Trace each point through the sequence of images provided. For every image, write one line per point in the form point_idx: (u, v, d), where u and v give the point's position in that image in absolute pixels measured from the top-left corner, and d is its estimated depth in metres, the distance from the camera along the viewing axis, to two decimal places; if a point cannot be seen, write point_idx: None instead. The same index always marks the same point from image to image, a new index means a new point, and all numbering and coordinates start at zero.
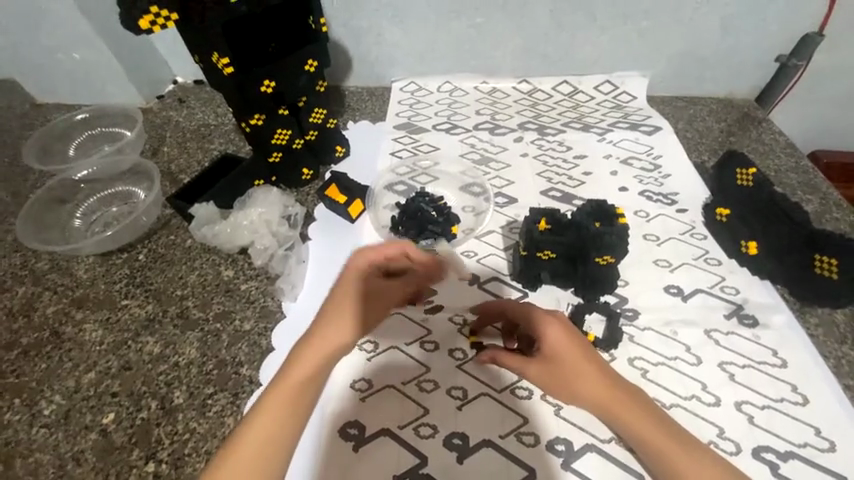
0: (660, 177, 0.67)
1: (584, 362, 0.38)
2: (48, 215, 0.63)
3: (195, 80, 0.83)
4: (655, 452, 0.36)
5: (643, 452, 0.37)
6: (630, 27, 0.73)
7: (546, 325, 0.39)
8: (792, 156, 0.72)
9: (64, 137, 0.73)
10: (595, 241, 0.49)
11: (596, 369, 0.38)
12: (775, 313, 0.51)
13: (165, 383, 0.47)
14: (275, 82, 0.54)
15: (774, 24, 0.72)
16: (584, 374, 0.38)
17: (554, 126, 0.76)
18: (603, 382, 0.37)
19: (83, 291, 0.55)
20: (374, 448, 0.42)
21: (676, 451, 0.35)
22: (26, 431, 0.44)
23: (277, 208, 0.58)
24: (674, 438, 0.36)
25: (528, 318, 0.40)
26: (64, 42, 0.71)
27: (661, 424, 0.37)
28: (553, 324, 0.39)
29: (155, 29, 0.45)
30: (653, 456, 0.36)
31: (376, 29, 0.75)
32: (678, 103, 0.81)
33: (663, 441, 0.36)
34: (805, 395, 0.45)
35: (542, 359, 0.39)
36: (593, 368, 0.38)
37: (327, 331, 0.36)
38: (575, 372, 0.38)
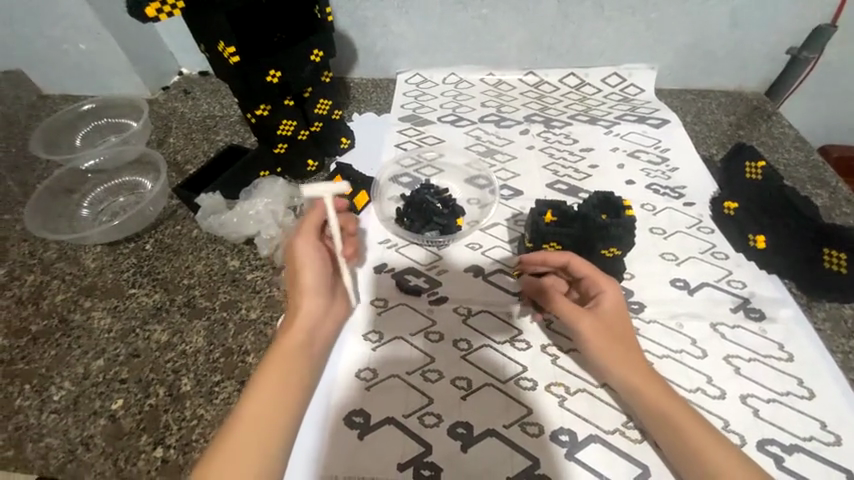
0: (668, 171, 0.67)
1: (624, 325, 0.43)
2: (56, 205, 0.63)
3: (200, 71, 0.83)
4: (676, 430, 0.37)
5: (663, 429, 0.38)
6: (639, 18, 0.72)
7: (610, 286, 0.44)
8: (801, 150, 0.71)
9: (71, 128, 0.73)
10: (602, 232, 0.48)
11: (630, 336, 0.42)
12: (781, 308, 0.51)
13: (172, 371, 0.47)
14: (281, 72, 0.54)
15: (786, 16, 0.71)
16: (622, 336, 0.42)
17: (560, 118, 0.76)
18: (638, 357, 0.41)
19: (91, 280, 0.56)
20: (379, 436, 0.43)
21: (696, 427, 0.36)
22: (36, 416, 0.45)
23: (282, 199, 0.58)
24: (691, 415, 0.37)
25: (595, 275, 0.45)
26: (70, 33, 0.71)
27: (680, 403, 0.38)
28: (613, 289, 0.44)
29: (163, 17, 0.45)
30: (673, 434, 0.37)
31: (381, 20, 0.74)
32: (686, 96, 0.80)
33: (687, 422, 0.37)
34: (810, 389, 0.45)
35: (595, 313, 0.43)
36: (627, 336, 0.42)
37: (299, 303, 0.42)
38: (617, 334, 0.42)
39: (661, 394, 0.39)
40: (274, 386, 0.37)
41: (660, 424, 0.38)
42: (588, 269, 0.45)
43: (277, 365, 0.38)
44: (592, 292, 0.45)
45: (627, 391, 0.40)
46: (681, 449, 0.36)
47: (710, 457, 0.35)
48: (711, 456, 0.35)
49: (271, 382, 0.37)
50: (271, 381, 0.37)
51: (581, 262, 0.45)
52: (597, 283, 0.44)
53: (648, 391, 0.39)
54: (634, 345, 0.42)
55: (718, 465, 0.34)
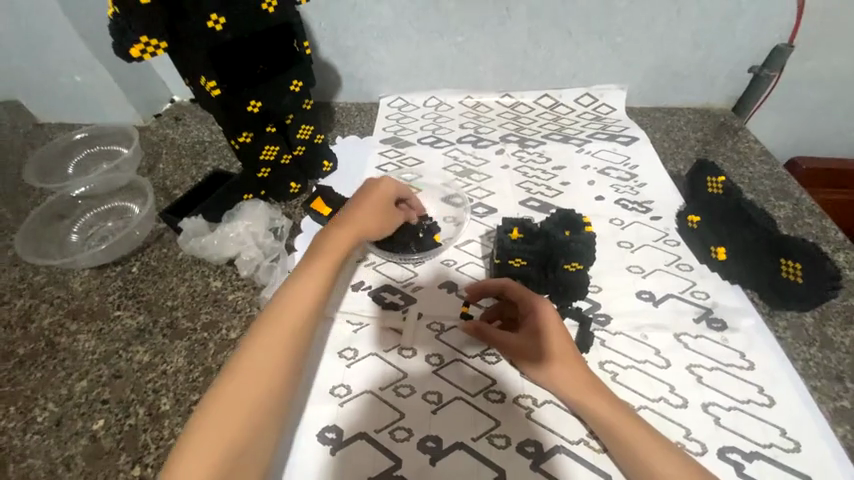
0: (636, 186, 0.69)
1: (561, 338, 0.45)
2: (47, 230, 0.65)
3: (191, 98, 0.87)
4: (624, 441, 0.40)
5: (611, 439, 0.41)
6: (605, 42, 0.76)
7: (540, 303, 0.46)
8: (766, 163, 0.74)
9: (64, 156, 0.77)
10: (563, 247, 0.53)
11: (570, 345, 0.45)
12: (743, 317, 0.53)
13: (153, 391, 0.49)
14: (261, 102, 0.57)
15: (746, 36, 0.75)
16: (562, 348, 0.44)
17: (534, 138, 0.79)
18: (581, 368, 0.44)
19: (78, 303, 0.58)
20: (351, 451, 0.44)
21: (641, 436, 0.39)
22: (19, 438, 0.46)
23: (264, 221, 0.61)
24: (635, 424, 0.40)
25: (524, 297, 0.47)
26: (65, 66, 0.74)
27: (623, 409, 0.41)
28: (545, 304, 0.46)
29: (145, 57, 0.47)
30: (621, 444, 0.40)
31: (363, 49, 0.78)
32: (656, 113, 0.84)
33: (631, 429, 0.40)
34: (771, 397, 0.47)
35: (533, 332, 0.46)
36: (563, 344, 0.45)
37: (317, 259, 0.44)
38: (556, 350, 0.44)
39: (604, 402, 0.42)
40: (283, 333, 0.39)
41: (607, 435, 0.41)
42: (522, 292, 0.48)
43: (294, 307, 0.41)
44: (528, 313, 0.47)
45: (575, 405, 0.43)
46: (626, 457, 0.39)
47: (654, 461, 0.38)
48: (655, 463, 0.38)
49: (283, 328, 0.39)
50: (280, 330, 0.39)
51: (515, 287, 0.48)
52: (529, 301, 0.47)
53: (591, 404, 0.42)
54: (573, 353, 0.44)
55: (660, 468, 0.37)
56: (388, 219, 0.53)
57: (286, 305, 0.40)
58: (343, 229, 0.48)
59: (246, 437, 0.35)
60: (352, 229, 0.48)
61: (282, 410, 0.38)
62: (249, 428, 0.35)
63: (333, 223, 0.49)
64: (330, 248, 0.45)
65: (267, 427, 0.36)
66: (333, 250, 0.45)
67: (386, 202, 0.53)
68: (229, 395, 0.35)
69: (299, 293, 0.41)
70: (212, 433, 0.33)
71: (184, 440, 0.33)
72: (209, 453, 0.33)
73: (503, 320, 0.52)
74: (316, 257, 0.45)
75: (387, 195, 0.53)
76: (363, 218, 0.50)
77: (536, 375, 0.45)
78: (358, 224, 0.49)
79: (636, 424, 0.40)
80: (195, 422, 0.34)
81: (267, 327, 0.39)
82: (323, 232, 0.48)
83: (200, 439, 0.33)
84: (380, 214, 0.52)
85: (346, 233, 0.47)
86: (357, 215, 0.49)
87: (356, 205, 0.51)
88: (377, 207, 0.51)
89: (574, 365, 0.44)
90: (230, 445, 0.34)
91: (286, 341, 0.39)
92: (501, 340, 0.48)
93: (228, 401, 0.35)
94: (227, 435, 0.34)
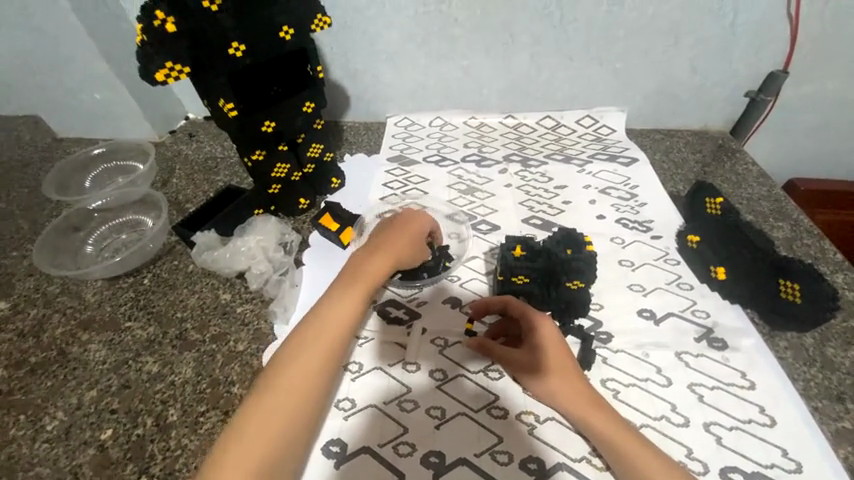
0: (636, 206, 0.71)
1: (561, 356, 0.46)
2: (62, 242, 0.67)
3: (205, 116, 0.91)
4: (627, 459, 0.40)
5: (613, 456, 0.41)
6: (605, 68, 0.79)
7: (541, 320, 0.47)
8: (764, 185, 0.75)
9: (81, 170, 0.79)
10: (564, 265, 0.55)
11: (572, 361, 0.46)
12: (743, 337, 0.53)
13: (161, 401, 0.50)
14: (275, 123, 0.60)
15: (741, 63, 0.77)
16: (563, 365, 0.45)
17: (537, 157, 0.81)
18: (584, 385, 0.44)
19: (90, 314, 0.59)
20: (354, 465, 0.45)
21: (643, 454, 0.39)
22: (28, 446, 0.47)
23: (274, 236, 0.63)
24: (636, 441, 0.41)
25: (526, 314, 0.48)
26: (87, 85, 0.78)
27: (624, 427, 0.42)
28: (546, 321, 0.47)
29: (169, 81, 0.50)
30: (623, 461, 0.40)
31: (372, 71, 0.81)
32: (655, 135, 0.86)
33: (637, 448, 0.40)
34: (772, 417, 0.47)
35: (534, 348, 0.47)
36: (564, 362, 0.45)
37: (353, 281, 0.45)
38: (559, 367, 0.45)
39: (605, 419, 0.42)
40: (315, 354, 0.40)
41: (610, 453, 0.41)
42: (523, 308, 0.49)
43: (327, 329, 0.41)
44: (530, 330, 0.48)
45: (577, 421, 0.43)
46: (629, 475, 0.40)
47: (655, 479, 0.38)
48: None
49: (317, 350, 0.40)
50: (313, 352, 0.40)
51: (516, 304, 0.50)
52: (532, 318, 0.48)
53: (593, 421, 0.42)
54: (574, 370, 0.45)
55: None
56: (422, 246, 0.54)
57: (319, 326, 0.41)
58: (380, 253, 0.49)
59: (274, 455, 0.36)
60: (388, 254, 0.49)
61: (309, 429, 0.39)
62: (278, 446, 0.36)
63: (369, 245, 0.50)
64: (366, 270, 0.46)
65: (294, 446, 0.38)
66: (368, 272, 0.46)
67: (419, 227, 0.54)
68: (260, 414, 0.36)
69: (335, 315, 0.42)
70: (246, 450, 0.35)
71: (219, 455, 0.34)
72: (239, 470, 0.34)
73: (507, 338, 0.53)
74: (349, 278, 0.45)
75: (420, 221, 0.54)
76: (400, 244, 0.51)
77: (539, 391, 0.46)
78: (394, 250, 0.50)
79: (636, 440, 0.41)
80: (230, 439, 0.35)
81: (302, 348, 0.40)
82: (359, 252, 0.49)
83: (231, 455, 0.34)
84: (415, 241, 0.53)
85: (384, 256, 0.49)
86: (393, 241, 0.50)
87: (391, 229, 0.52)
88: (413, 231, 0.53)
89: (577, 383, 0.44)
90: (262, 463, 0.35)
91: (317, 362, 0.39)
92: (504, 356, 0.49)
93: (262, 420, 0.36)
94: (260, 454, 0.35)
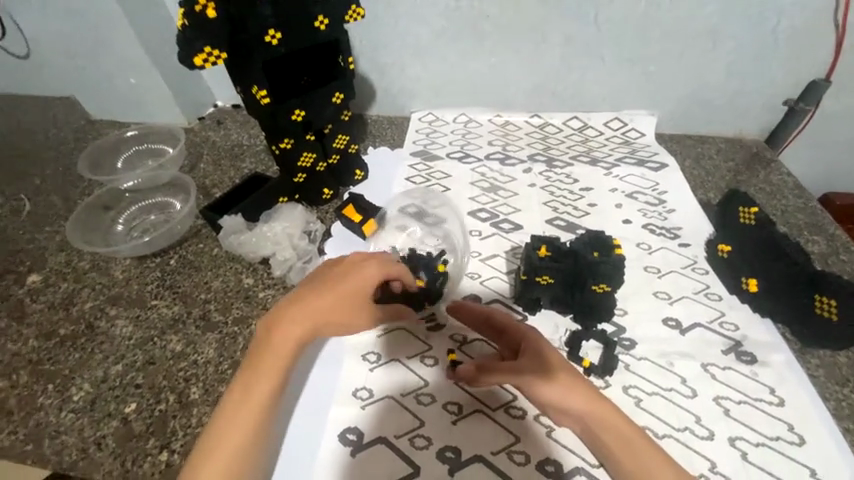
0: (664, 212, 0.69)
1: (557, 389, 0.37)
2: (94, 220, 0.69)
3: (233, 103, 0.90)
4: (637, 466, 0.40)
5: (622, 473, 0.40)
6: (638, 70, 0.77)
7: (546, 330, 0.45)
8: (800, 197, 0.72)
9: (114, 151, 0.81)
10: (592, 268, 0.54)
11: (584, 391, 0.37)
12: (773, 352, 0.52)
13: (183, 379, 0.51)
14: (305, 112, 0.60)
15: (782, 70, 0.74)
16: (563, 400, 0.37)
17: (562, 158, 0.80)
18: None
19: (118, 290, 0.61)
20: (371, 454, 0.45)
21: None
22: (55, 415, 0.49)
23: (300, 223, 0.64)
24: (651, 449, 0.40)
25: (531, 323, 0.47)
26: (123, 68, 0.79)
27: None
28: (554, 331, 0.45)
29: (207, 66, 0.50)
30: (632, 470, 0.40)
31: (399, 65, 0.81)
32: (686, 141, 0.84)
33: None
34: (801, 436, 0.45)
35: None
36: (568, 396, 0.37)
37: (302, 302, 0.39)
38: None
39: (630, 452, 0.36)
40: (266, 375, 0.37)
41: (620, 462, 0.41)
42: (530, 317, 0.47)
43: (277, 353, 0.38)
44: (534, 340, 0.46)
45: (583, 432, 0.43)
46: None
47: None
48: None
49: (271, 367, 0.38)
50: (268, 368, 0.37)
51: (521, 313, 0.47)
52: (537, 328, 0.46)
53: (614, 450, 0.36)
54: (584, 402, 0.37)
55: None
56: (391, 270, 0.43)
57: (272, 346, 0.38)
58: (334, 275, 0.41)
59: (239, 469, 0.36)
60: (340, 278, 0.41)
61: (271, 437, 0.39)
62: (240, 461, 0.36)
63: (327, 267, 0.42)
64: (317, 291, 0.40)
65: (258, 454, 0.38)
66: (320, 294, 0.40)
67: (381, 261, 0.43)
68: (222, 434, 0.36)
69: (286, 337, 0.38)
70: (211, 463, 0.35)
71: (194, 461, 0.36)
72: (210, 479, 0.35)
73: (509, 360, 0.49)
74: (298, 301, 0.40)
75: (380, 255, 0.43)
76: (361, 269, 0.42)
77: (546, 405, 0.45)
78: (349, 273, 0.42)
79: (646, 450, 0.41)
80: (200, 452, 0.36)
81: (260, 366, 0.38)
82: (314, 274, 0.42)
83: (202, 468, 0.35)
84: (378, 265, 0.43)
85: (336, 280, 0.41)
86: (353, 263, 0.42)
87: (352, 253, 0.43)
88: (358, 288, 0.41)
89: None
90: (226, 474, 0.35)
91: (270, 384, 0.37)
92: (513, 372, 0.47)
93: (223, 435, 0.36)
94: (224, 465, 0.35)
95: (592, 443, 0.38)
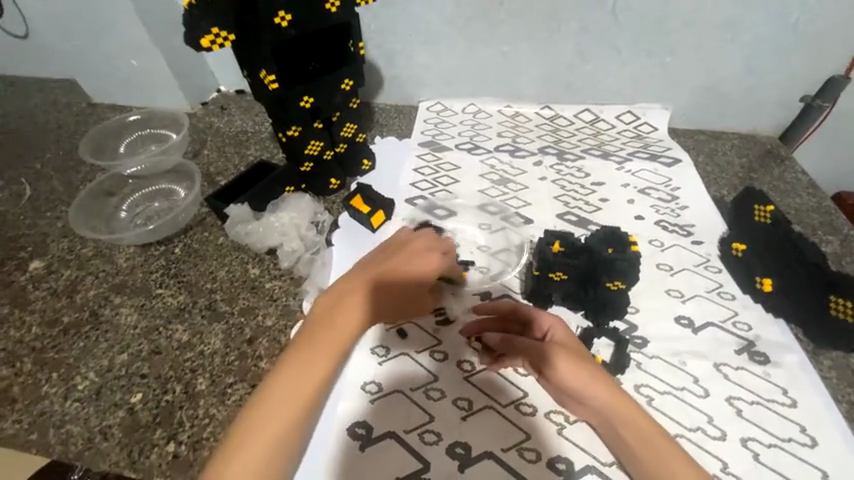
0: (677, 208, 0.68)
1: (579, 378, 0.37)
2: (96, 206, 0.68)
3: (237, 89, 0.88)
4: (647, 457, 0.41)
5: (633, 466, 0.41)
6: (653, 62, 0.75)
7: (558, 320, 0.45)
8: (814, 195, 0.71)
9: (115, 136, 0.80)
10: (607, 264, 0.53)
11: (606, 383, 0.37)
12: (786, 353, 0.51)
13: (190, 370, 0.50)
14: (314, 99, 0.59)
15: (801, 65, 0.73)
16: (586, 391, 0.37)
17: (573, 152, 0.78)
18: None
19: (122, 279, 0.60)
20: (380, 449, 0.44)
21: None
22: (60, 404, 0.48)
23: (307, 214, 0.63)
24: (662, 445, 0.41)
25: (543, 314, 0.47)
26: (124, 49, 0.77)
27: None
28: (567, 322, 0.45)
29: (214, 48, 0.48)
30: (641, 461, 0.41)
31: (408, 52, 0.79)
32: (700, 136, 0.82)
33: None
34: (813, 438, 0.45)
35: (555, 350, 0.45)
36: (588, 386, 0.37)
37: (350, 297, 0.39)
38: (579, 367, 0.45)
39: (646, 443, 0.36)
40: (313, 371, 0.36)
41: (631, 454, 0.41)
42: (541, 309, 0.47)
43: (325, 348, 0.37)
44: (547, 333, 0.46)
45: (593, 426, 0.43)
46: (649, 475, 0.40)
47: None
48: None
49: (318, 363, 0.36)
50: (313, 364, 0.36)
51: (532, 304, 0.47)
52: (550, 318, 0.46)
53: (630, 440, 0.37)
54: (606, 393, 0.37)
55: None
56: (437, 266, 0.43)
57: (320, 342, 0.37)
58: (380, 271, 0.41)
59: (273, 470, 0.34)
60: (385, 273, 0.41)
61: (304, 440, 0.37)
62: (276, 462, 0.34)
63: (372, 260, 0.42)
64: (364, 286, 0.40)
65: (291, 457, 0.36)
66: (365, 289, 0.39)
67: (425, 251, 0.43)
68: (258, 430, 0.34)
69: (335, 331, 0.38)
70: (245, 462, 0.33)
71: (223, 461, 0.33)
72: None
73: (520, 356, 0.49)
74: (346, 294, 0.39)
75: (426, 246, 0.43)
76: (406, 264, 0.41)
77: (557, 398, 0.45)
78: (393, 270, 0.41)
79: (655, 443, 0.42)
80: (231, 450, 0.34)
81: (304, 360, 0.36)
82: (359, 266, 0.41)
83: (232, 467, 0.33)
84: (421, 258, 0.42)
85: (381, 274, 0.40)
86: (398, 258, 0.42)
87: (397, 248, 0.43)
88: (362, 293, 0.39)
89: None
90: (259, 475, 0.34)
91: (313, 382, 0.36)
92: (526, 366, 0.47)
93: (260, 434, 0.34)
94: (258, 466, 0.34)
95: (610, 432, 0.38)
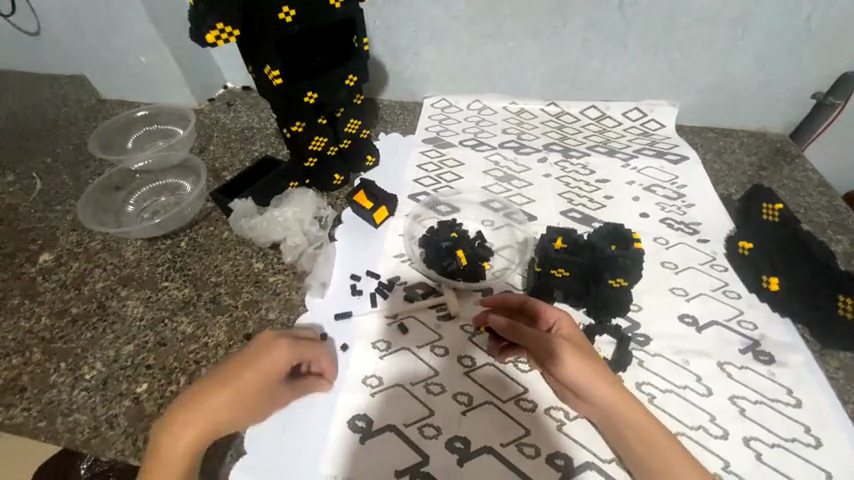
0: (683, 206, 0.67)
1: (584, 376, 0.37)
2: (105, 200, 0.69)
3: (243, 85, 0.89)
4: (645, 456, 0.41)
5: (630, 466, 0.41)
6: (661, 58, 0.74)
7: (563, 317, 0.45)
8: (824, 194, 0.70)
9: (124, 131, 0.81)
10: (610, 262, 0.53)
11: (609, 382, 0.37)
12: (792, 353, 0.50)
13: (194, 361, 0.51)
14: (318, 94, 0.59)
15: (813, 61, 0.71)
16: (590, 389, 0.37)
17: (578, 149, 0.78)
18: None
19: (129, 271, 0.61)
20: (380, 442, 0.45)
21: None
22: (68, 393, 0.49)
23: (311, 209, 0.63)
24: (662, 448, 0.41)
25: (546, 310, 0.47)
26: (133, 46, 0.78)
27: None
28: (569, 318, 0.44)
29: (219, 43, 0.49)
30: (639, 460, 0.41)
31: (413, 48, 0.79)
32: (708, 134, 0.81)
33: None
34: (818, 438, 0.45)
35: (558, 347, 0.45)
36: (593, 384, 0.37)
37: (227, 384, 0.38)
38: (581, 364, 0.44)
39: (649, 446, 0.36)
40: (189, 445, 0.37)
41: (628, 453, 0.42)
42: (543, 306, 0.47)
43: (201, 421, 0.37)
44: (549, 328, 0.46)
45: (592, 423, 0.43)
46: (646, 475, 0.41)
47: None
48: None
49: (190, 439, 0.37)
50: (184, 441, 0.37)
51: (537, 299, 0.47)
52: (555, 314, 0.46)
53: (630, 439, 0.37)
54: (609, 392, 0.37)
55: None
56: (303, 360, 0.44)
57: (196, 416, 0.37)
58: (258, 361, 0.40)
59: None
60: (263, 365, 0.40)
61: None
62: None
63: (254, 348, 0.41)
64: (245, 373, 0.39)
65: None
66: (246, 378, 0.39)
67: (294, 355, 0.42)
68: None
69: (210, 412, 0.37)
70: None
71: None
72: None
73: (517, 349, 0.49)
74: (225, 379, 0.39)
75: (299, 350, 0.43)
76: (277, 358, 0.41)
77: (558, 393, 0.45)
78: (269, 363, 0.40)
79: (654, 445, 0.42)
80: None
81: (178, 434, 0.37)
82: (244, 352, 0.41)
83: None
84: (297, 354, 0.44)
85: (257, 369, 0.40)
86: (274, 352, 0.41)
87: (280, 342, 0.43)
88: (196, 427, 0.37)
89: None
90: None
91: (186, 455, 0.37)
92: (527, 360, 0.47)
93: None
94: None
95: (611, 431, 0.38)
